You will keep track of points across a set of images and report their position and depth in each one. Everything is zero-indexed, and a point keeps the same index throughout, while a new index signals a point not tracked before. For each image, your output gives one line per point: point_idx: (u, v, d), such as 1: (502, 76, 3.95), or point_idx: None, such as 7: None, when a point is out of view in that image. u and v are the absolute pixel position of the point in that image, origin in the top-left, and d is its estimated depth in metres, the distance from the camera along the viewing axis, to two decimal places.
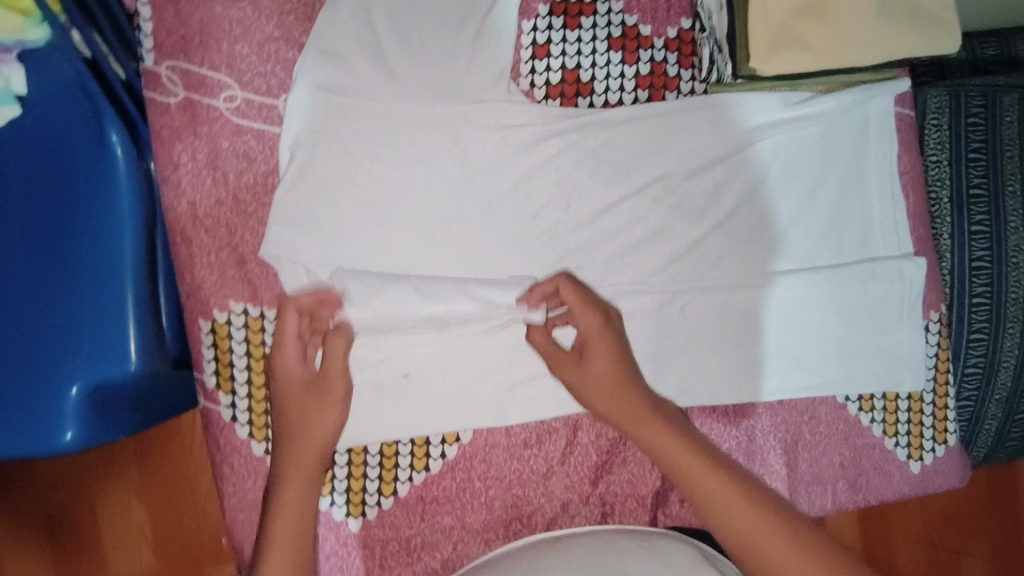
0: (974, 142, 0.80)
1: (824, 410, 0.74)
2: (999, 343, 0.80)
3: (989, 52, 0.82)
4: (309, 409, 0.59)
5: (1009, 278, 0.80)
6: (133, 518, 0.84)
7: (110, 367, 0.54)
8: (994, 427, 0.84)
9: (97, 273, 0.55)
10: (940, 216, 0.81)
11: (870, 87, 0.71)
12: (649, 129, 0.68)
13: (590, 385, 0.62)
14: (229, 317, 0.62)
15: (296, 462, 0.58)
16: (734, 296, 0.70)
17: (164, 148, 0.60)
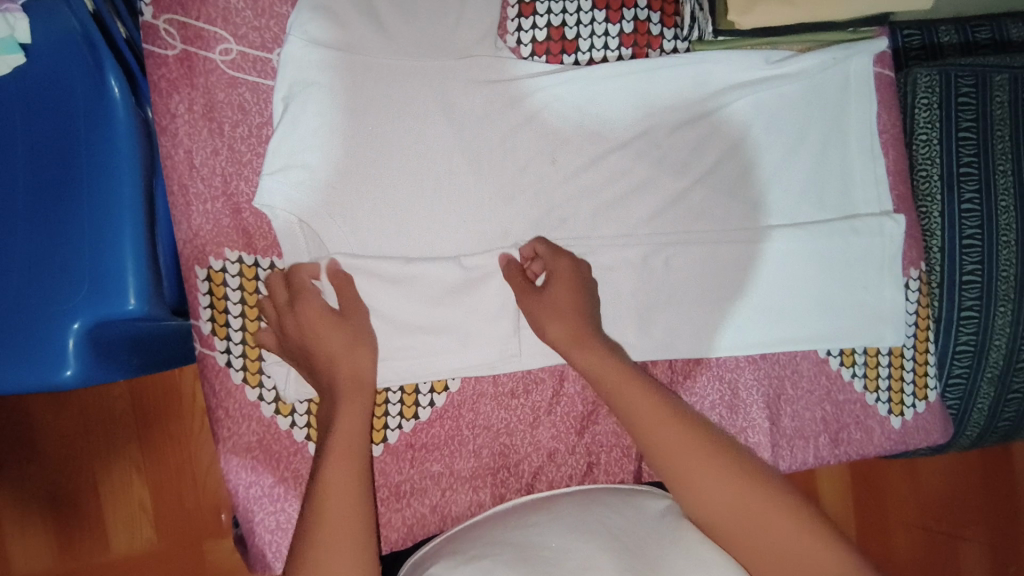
0: (965, 121, 0.81)
1: (806, 365, 0.76)
2: (990, 321, 0.81)
3: (981, 37, 0.85)
4: (340, 349, 0.61)
5: (999, 254, 0.81)
6: (135, 495, 0.88)
7: (109, 306, 0.56)
8: (988, 407, 0.85)
9: (98, 217, 0.57)
10: (929, 194, 0.82)
11: (851, 45, 0.72)
12: (635, 93, 0.70)
13: (551, 314, 0.65)
14: (225, 265, 0.64)
15: (335, 388, 0.60)
16: (718, 250, 0.72)
17: (162, 99, 0.61)
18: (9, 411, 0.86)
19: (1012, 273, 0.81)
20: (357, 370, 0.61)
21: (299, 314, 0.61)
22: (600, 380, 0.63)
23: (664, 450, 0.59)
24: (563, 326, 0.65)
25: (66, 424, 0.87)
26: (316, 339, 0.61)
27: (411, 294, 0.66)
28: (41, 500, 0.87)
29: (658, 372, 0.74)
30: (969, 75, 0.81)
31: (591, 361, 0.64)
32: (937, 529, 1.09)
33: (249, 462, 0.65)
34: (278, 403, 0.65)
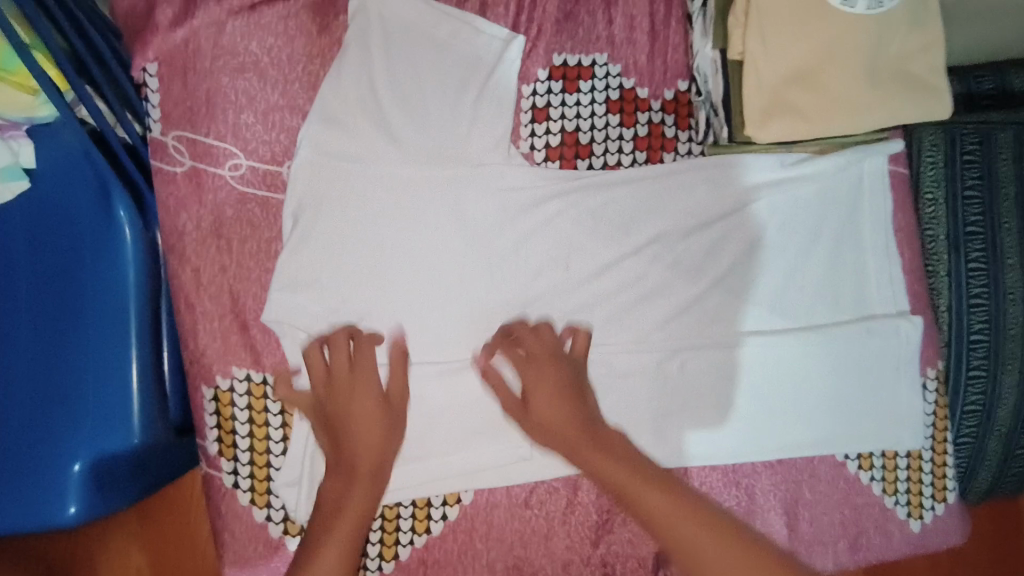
0: (970, 177, 0.79)
1: (823, 468, 0.74)
2: (999, 383, 0.79)
3: (985, 87, 0.81)
4: (366, 432, 0.57)
5: (1010, 313, 0.78)
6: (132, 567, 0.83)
7: (114, 440, 0.56)
8: (994, 469, 0.82)
9: (103, 347, 0.56)
10: (936, 252, 0.79)
11: (864, 148, 0.72)
12: (645, 193, 0.69)
13: (543, 401, 0.60)
14: (233, 383, 0.62)
15: (353, 471, 0.56)
16: (737, 354, 0.71)
17: (170, 217, 0.60)
18: None
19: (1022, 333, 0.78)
20: (379, 462, 0.57)
21: (349, 386, 0.59)
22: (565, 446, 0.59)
23: (658, 531, 0.52)
24: (555, 412, 0.60)
25: None
26: (355, 422, 0.57)
27: (447, 389, 0.66)
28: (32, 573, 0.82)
29: None
30: (974, 133, 0.79)
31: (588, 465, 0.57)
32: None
33: None
34: (286, 522, 0.63)
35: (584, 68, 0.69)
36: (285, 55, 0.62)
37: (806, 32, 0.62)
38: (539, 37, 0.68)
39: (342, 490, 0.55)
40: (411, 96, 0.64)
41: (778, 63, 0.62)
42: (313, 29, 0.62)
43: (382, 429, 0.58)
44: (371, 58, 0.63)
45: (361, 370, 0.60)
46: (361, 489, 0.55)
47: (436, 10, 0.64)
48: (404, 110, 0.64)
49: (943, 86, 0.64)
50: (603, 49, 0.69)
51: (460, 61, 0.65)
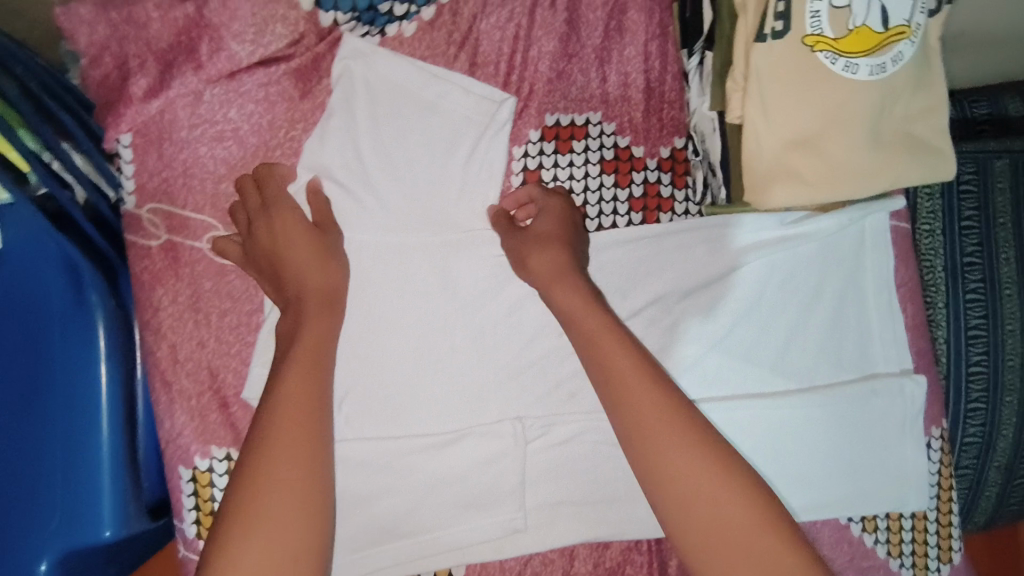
0: (967, 210, 0.80)
1: (827, 531, 0.72)
2: (998, 412, 0.81)
3: (979, 112, 0.80)
4: (312, 262, 0.54)
5: (1006, 344, 0.80)
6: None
7: (83, 534, 0.53)
8: (996, 493, 0.85)
9: (72, 434, 0.54)
10: (935, 286, 0.80)
11: (866, 207, 0.70)
12: (641, 254, 0.67)
13: (535, 246, 0.59)
14: (212, 463, 0.59)
15: (302, 305, 0.53)
16: (737, 417, 0.69)
17: (144, 292, 0.57)
18: None
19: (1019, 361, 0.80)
20: (328, 284, 0.54)
21: (275, 227, 0.55)
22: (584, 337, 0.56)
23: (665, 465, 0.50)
24: (547, 261, 0.58)
25: None
26: (291, 250, 0.54)
27: (438, 463, 0.63)
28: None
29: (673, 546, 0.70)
30: (969, 163, 0.80)
31: (596, 362, 0.55)
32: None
33: None
34: None
35: (577, 128, 0.67)
36: (266, 121, 0.60)
37: (809, 99, 0.60)
38: (531, 96, 0.66)
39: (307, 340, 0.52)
40: (397, 161, 0.61)
41: (780, 127, 0.60)
42: (295, 94, 0.60)
43: (318, 249, 0.55)
44: (354, 120, 0.60)
45: (276, 205, 0.56)
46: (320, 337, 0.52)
47: (424, 72, 0.62)
48: (392, 176, 0.61)
49: (948, 148, 0.64)
50: (596, 107, 0.67)
51: (449, 124, 0.62)
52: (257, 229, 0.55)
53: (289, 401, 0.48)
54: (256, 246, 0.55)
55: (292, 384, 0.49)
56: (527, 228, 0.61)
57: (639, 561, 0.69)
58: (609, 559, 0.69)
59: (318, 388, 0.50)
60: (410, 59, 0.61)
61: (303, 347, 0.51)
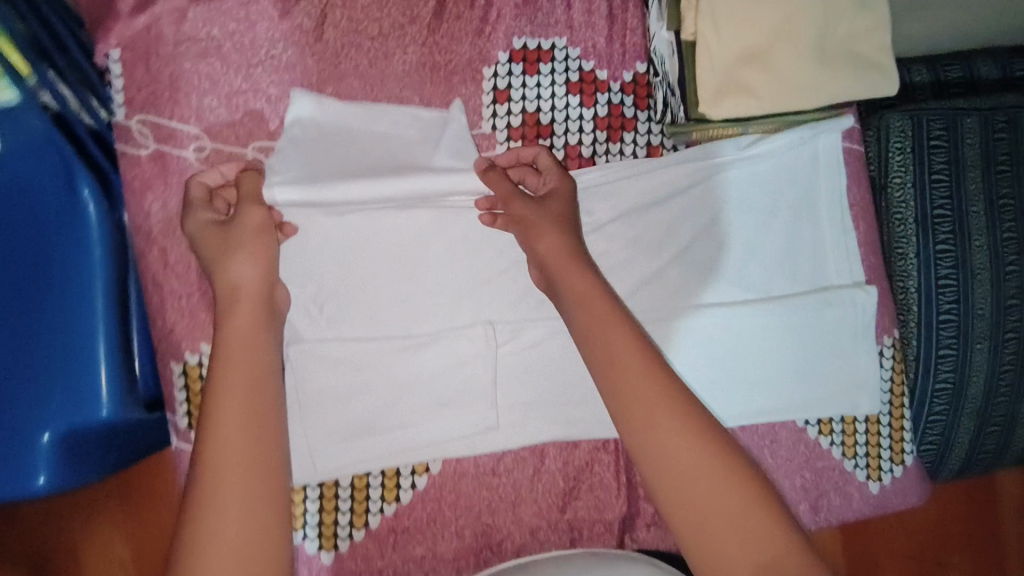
0: (937, 163, 0.75)
1: (785, 434, 0.77)
2: (969, 360, 0.76)
3: (954, 75, 0.77)
4: (224, 257, 0.56)
5: (975, 294, 0.75)
6: (117, 557, 0.93)
7: (82, 412, 0.57)
8: (965, 450, 0.80)
9: (69, 323, 0.58)
10: (904, 236, 0.77)
11: (817, 125, 0.74)
12: (622, 176, 0.71)
13: (548, 227, 0.62)
14: (201, 359, 0.63)
15: (231, 317, 0.54)
16: (701, 331, 0.74)
17: (136, 198, 0.61)
18: None
19: (989, 314, 0.75)
20: (239, 280, 0.55)
21: (202, 235, 0.57)
22: (583, 328, 0.58)
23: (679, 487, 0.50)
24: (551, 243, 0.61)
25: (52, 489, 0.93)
26: (204, 247, 0.57)
27: (415, 364, 0.68)
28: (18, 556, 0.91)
29: None
30: (940, 118, 0.75)
31: (582, 316, 0.58)
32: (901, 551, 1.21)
33: None
34: None
35: (543, 52, 0.70)
36: (248, 40, 0.63)
37: (755, 15, 0.64)
38: (499, 21, 0.69)
39: (237, 354, 0.52)
40: (354, 178, 0.65)
41: (729, 42, 0.64)
42: (274, 14, 0.64)
43: (235, 246, 0.56)
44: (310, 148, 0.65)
45: (194, 211, 0.58)
46: (244, 348, 0.53)
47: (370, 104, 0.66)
48: (348, 189, 0.65)
49: (891, 64, 0.66)
50: (561, 33, 0.71)
51: (401, 143, 0.68)
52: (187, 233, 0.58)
53: (233, 417, 0.50)
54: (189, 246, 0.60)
55: (227, 402, 0.50)
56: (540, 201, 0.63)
57: (606, 460, 0.74)
58: (579, 459, 0.73)
59: (255, 394, 0.51)
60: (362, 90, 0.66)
61: (230, 362, 0.52)
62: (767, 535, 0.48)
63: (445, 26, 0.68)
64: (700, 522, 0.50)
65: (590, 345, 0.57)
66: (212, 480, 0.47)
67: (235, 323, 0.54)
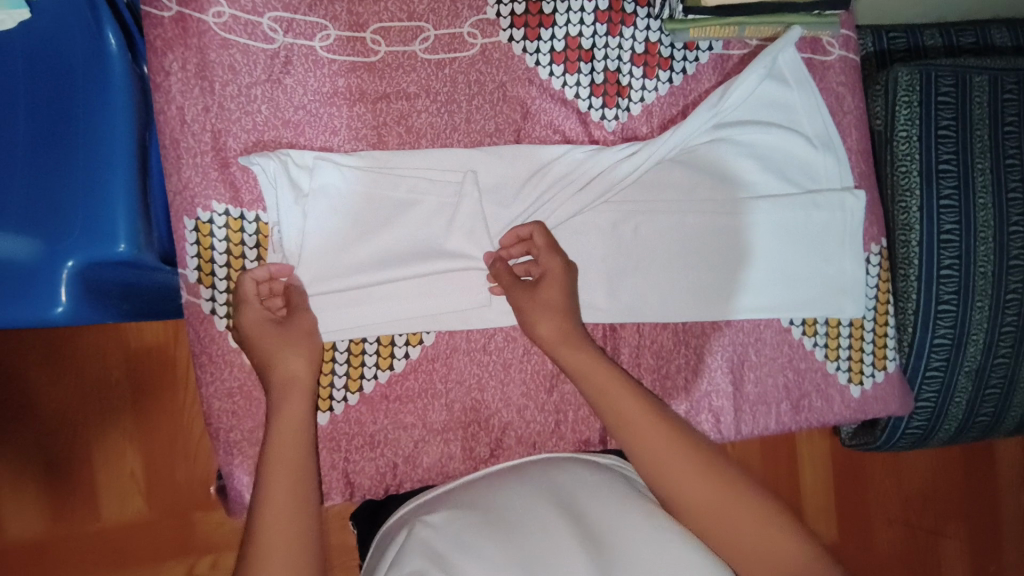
0: (944, 119, 0.84)
1: (769, 333, 0.79)
2: (967, 314, 0.86)
3: (967, 40, 0.91)
4: (277, 352, 0.62)
5: (978, 252, 0.85)
6: (128, 466, 0.99)
7: (100, 245, 0.60)
8: (965, 400, 0.90)
9: (92, 167, 0.61)
10: (910, 188, 0.85)
11: (778, 42, 0.75)
12: (617, 149, 0.74)
13: (545, 313, 0.66)
14: (212, 217, 0.67)
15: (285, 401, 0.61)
16: (693, 256, 0.76)
17: (157, 57, 0.65)
18: (13, 390, 0.96)
19: (990, 270, 0.86)
20: (290, 373, 0.62)
21: (252, 334, 0.63)
22: (590, 384, 0.64)
23: (690, 500, 0.57)
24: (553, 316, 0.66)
25: (64, 395, 0.98)
26: (258, 341, 0.62)
27: (417, 242, 0.71)
28: (34, 458, 0.97)
29: (625, 335, 0.77)
30: (949, 76, 0.84)
31: (592, 384, 0.64)
32: (895, 506, 1.26)
33: (228, 407, 0.68)
34: None
35: None
36: None
37: None
38: None
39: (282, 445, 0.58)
40: (375, 248, 0.70)
41: None
42: None
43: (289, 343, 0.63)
44: (330, 196, 0.69)
45: (246, 310, 0.63)
46: (293, 433, 0.59)
47: (385, 160, 0.70)
48: (368, 235, 0.70)
49: None
50: None
51: (412, 199, 0.70)
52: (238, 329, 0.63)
53: (283, 501, 0.55)
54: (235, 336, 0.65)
55: (279, 485, 0.56)
56: (536, 287, 0.67)
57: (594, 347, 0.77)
58: None
59: (302, 479, 0.57)
60: (398, 153, 0.71)
61: (281, 448, 0.58)
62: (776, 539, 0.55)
63: None
64: (731, 543, 0.56)
65: (600, 403, 0.63)
66: (264, 555, 0.52)
67: (288, 402, 0.61)
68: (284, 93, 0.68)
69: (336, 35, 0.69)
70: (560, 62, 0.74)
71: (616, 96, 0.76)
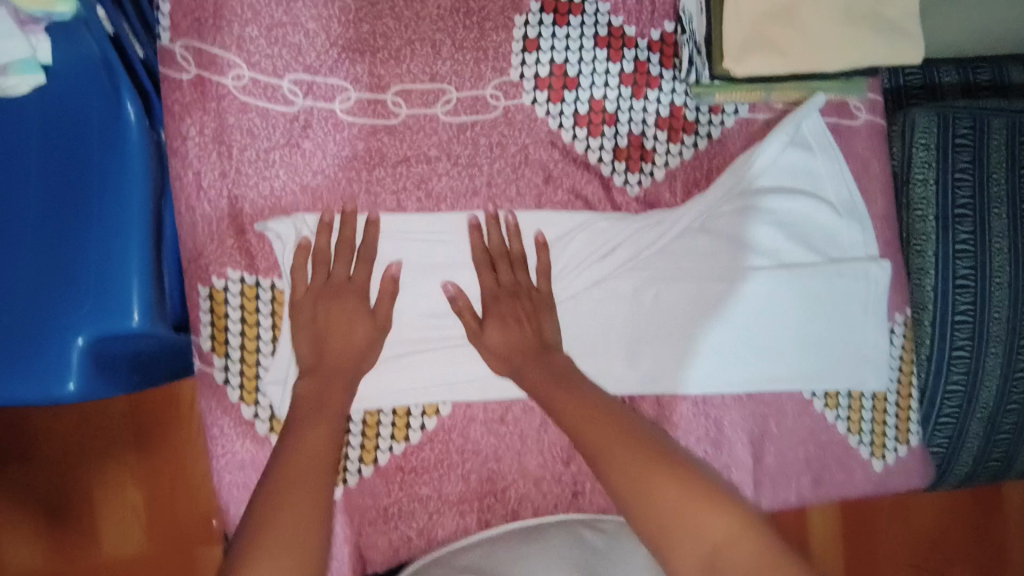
0: (961, 162, 0.79)
1: (791, 405, 0.77)
2: (982, 362, 0.78)
3: (983, 78, 0.84)
4: (348, 328, 0.65)
5: (992, 296, 0.78)
6: (130, 504, 0.96)
7: (113, 320, 0.58)
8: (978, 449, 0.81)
9: (107, 237, 0.59)
10: (925, 234, 0.79)
11: (800, 109, 0.74)
12: (635, 217, 0.72)
13: (495, 340, 0.67)
14: (227, 284, 0.66)
15: (307, 423, 0.60)
16: (713, 327, 0.73)
17: (175, 122, 0.64)
18: (20, 424, 0.95)
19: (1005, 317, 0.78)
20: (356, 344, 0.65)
21: (332, 304, 0.65)
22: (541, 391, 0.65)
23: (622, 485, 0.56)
24: (503, 337, 0.67)
25: (68, 428, 0.96)
26: (331, 309, 0.65)
27: (437, 315, 0.69)
28: (37, 491, 0.95)
29: (644, 405, 0.75)
30: (968, 118, 0.78)
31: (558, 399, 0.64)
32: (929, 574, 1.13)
33: (239, 480, 0.66)
34: (272, 421, 0.67)
35: (575, 4, 0.71)
36: None
37: None
38: None
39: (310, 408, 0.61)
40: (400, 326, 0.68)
41: None
42: None
43: (362, 332, 0.65)
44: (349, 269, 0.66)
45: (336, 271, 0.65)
46: (312, 455, 0.56)
47: (403, 231, 0.68)
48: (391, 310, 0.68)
49: (917, 31, 0.65)
50: None
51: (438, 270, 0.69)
52: (311, 296, 0.65)
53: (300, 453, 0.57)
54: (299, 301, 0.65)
55: (295, 469, 0.55)
56: (481, 331, 0.67)
57: None
58: None
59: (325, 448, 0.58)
60: (417, 221, 0.68)
61: (293, 467, 0.55)
62: (709, 518, 0.51)
63: None
64: (663, 526, 0.52)
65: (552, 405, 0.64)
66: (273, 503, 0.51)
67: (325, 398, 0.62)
68: (303, 157, 0.67)
69: (356, 97, 0.68)
70: (584, 124, 0.72)
71: (639, 161, 0.74)
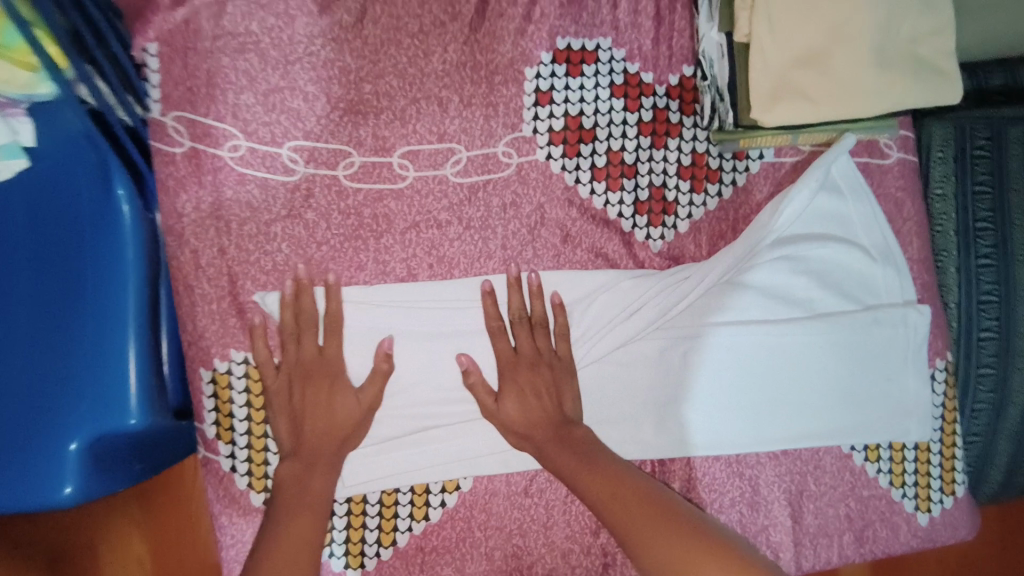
0: (980, 174, 0.78)
1: (829, 460, 0.73)
2: (1010, 377, 0.78)
3: (994, 83, 0.78)
4: (326, 407, 0.61)
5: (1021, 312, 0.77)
6: (132, 555, 0.89)
7: (111, 419, 0.55)
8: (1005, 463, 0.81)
9: (100, 328, 0.55)
10: (946, 249, 0.78)
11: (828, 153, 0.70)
12: (659, 275, 0.68)
13: (511, 415, 0.63)
14: (231, 366, 0.62)
15: (294, 513, 0.57)
16: (745, 386, 0.69)
17: (170, 198, 0.60)
18: None
19: None
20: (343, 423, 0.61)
21: (308, 387, 0.61)
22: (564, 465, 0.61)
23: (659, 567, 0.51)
24: (522, 411, 0.63)
25: None
26: (305, 390, 0.61)
27: (451, 385, 0.65)
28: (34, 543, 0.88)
29: (674, 468, 0.71)
30: (984, 128, 0.78)
31: (581, 478, 0.60)
32: None
33: None
34: None
35: (587, 52, 0.67)
36: (286, 36, 0.62)
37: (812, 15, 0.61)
38: (543, 18, 0.66)
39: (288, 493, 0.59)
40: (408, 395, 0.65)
41: (785, 43, 0.61)
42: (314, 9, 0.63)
43: (344, 417, 0.61)
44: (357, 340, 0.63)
45: (304, 350, 0.61)
46: (295, 555, 0.55)
47: (414, 299, 0.64)
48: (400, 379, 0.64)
49: (955, 72, 0.62)
50: (606, 33, 0.68)
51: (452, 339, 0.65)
52: (284, 380, 0.61)
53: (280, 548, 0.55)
54: (275, 385, 0.61)
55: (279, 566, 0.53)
56: (496, 405, 0.63)
57: None
58: None
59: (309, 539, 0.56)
60: (426, 286, 0.65)
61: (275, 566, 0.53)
62: None
63: (487, 25, 0.66)
64: None
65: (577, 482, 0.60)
66: None
67: (309, 485, 0.59)
68: (307, 229, 0.63)
69: (360, 162, 0.64)
70: (602, 178, 0.68)
71: (661, 214, 0.70)
